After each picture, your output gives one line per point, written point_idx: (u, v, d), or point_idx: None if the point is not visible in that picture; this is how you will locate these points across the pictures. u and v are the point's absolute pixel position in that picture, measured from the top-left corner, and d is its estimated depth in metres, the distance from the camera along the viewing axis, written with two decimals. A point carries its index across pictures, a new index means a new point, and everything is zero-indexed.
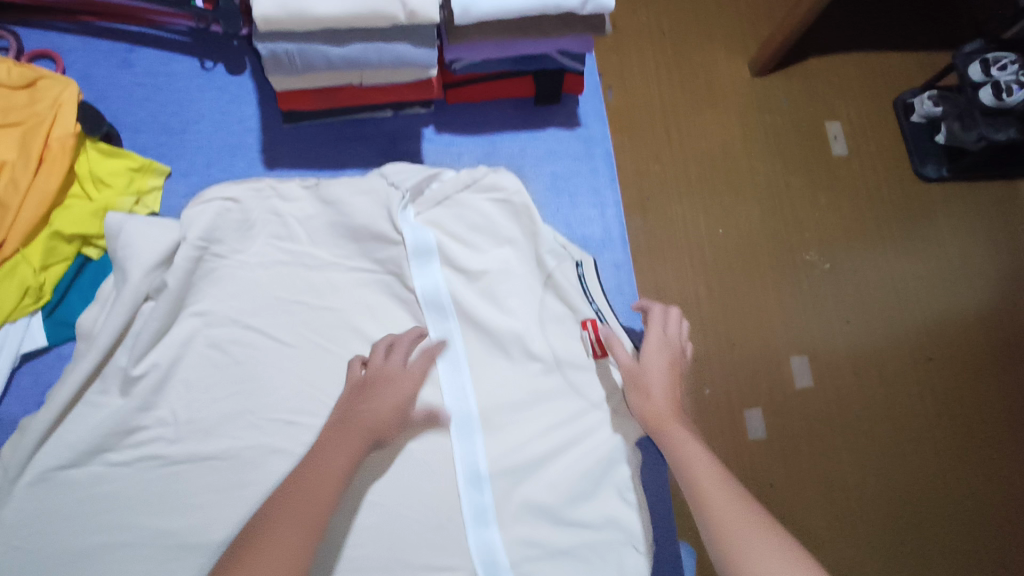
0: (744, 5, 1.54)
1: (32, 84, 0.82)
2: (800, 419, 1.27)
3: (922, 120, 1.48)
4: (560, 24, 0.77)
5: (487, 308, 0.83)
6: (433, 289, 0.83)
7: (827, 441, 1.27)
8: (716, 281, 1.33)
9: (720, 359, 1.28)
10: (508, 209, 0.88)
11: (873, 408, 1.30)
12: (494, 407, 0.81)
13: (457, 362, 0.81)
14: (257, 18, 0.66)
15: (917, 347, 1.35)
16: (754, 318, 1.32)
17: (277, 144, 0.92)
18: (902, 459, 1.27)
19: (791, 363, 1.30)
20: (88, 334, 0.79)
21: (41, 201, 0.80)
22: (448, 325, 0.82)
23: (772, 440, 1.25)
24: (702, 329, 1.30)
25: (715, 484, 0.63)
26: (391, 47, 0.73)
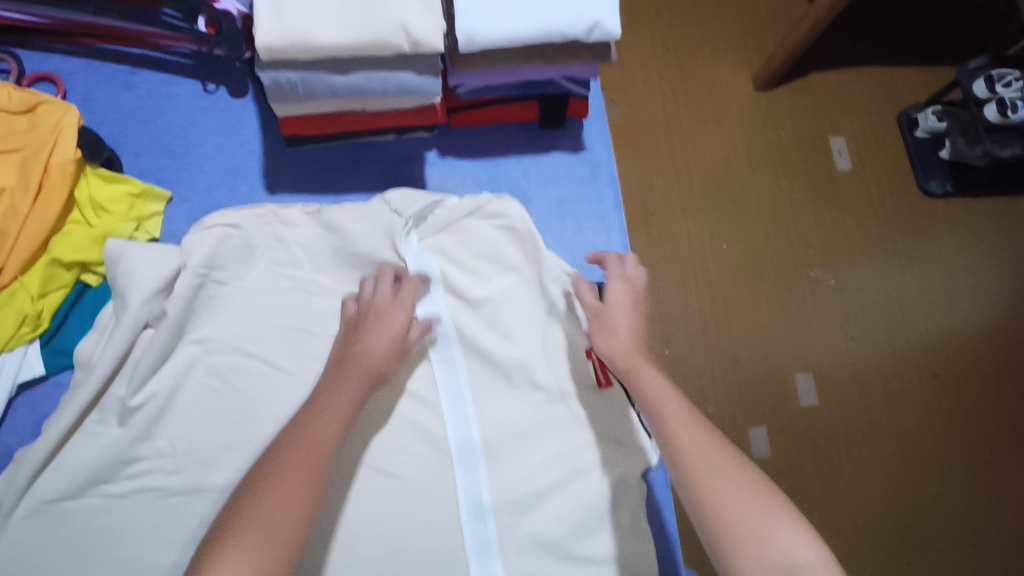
0: (748, 19, 1.52)
1: (32, 110, 0.82)
2: (805, 437, 1.25)
3: (926, 135, 1.47)
4: (566, 52, 0.77)
5: (489, 335, 0.83)
6: (435, 317, 0.82)
7: (832, 459, 1.25)
8: (720, 296, 1.32)
9: (723, 376, 1.26)
10: (513, 237, 0.87)
11: (879, 426, 1.28)
12: (497, 438, 0.79)
13: (459, 392, 0.80)
14: (260, 48, 0.65)
15: (922, 364, 1.33)
16: (758, 335, 1.30)
17: (279, 168, 0.92)
18: (907, 477, 1.25)
19: (796, 380, 1.28)
20: (87, 364, 0.78)
21: (39, 228, 0.79)
22: (451, 353, 0.82)
23: (777, 458, 1.23)
24: (706, 346, 1.28)
25: (682, 422, 0.64)
26: (396, 76, 0.72)
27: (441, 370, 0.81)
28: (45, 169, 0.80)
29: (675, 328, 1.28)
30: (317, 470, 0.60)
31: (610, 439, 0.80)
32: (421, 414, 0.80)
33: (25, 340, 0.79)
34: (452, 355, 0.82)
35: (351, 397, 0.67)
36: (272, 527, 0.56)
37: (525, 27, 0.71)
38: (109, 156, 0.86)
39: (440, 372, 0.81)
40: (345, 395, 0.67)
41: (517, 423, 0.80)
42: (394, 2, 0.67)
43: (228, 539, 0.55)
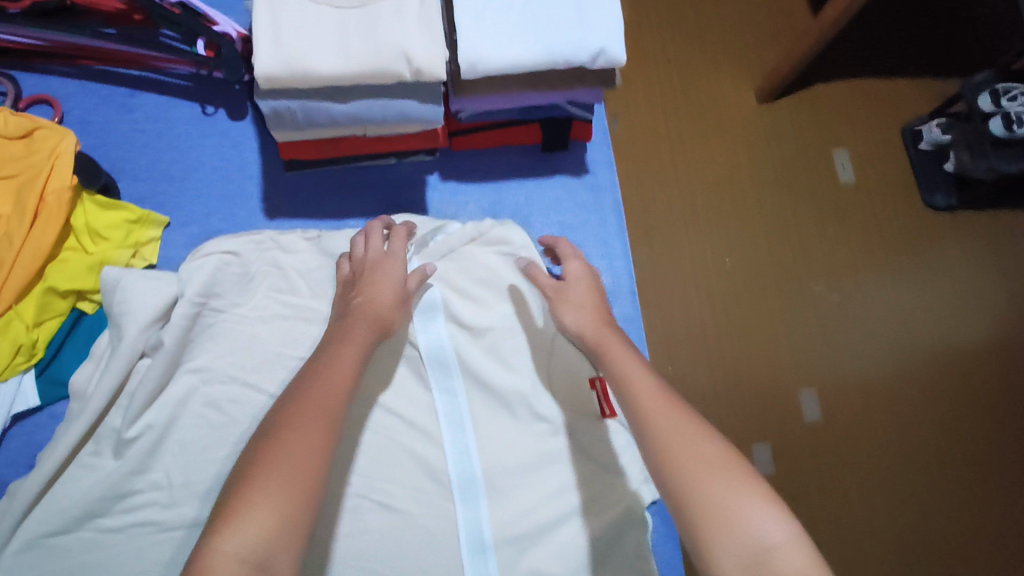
0: (751, 31, 1.51)
1: (28, 134, 0.81)
2: (810, 455, 1.23)
3: (931, 147, 1.45)
4: (571, 79, 0.76)
5: (490, 364, 0.81)
6: (437, 347, 0.80)
7: (839, 478, 1.21)
8: (722, 312, 1.30)
9: (725, 394, 1.25)
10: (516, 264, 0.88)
11: (887, 450, 1.22)
12: (500, 470, 0.77)
13: (460, 423, 0.78)
14: (257, 76, 0.64)
15: (933, 382, 1.26)
16: (760, 351, 1.29)
17: (278, 194, 0.91)
18: (918, 499, 1.18)
19: (801, 398, 1.25)
20: (82, 395, 0.77)
21: (33, 257, 0.77)
22: (451, 383, 0.80)
23: (782, 476, 1.21)
24: (708, 362, 1.27)
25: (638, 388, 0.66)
26: (397, 103, 0.71)
27: (441, 401, 0.79)
28: (40, 196, 0.79)
29: (677, 345, 1.26)
30: (324, 456, 0.58)
31: (609, 472, 0.80)
32: (421, 445, 0.77)
33: (20, 370, 0.78)
34: (451, 386, 0.80)
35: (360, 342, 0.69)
36: (293, 471, 0.55)
37: (529, 54, 0.70)
38: (105, 181, 0.84)
39: (440, 403, 0.79)
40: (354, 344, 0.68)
41: (519, 455, 0.79)
42: (396, 29, 0.66)
43: (246, 487, 0.53)
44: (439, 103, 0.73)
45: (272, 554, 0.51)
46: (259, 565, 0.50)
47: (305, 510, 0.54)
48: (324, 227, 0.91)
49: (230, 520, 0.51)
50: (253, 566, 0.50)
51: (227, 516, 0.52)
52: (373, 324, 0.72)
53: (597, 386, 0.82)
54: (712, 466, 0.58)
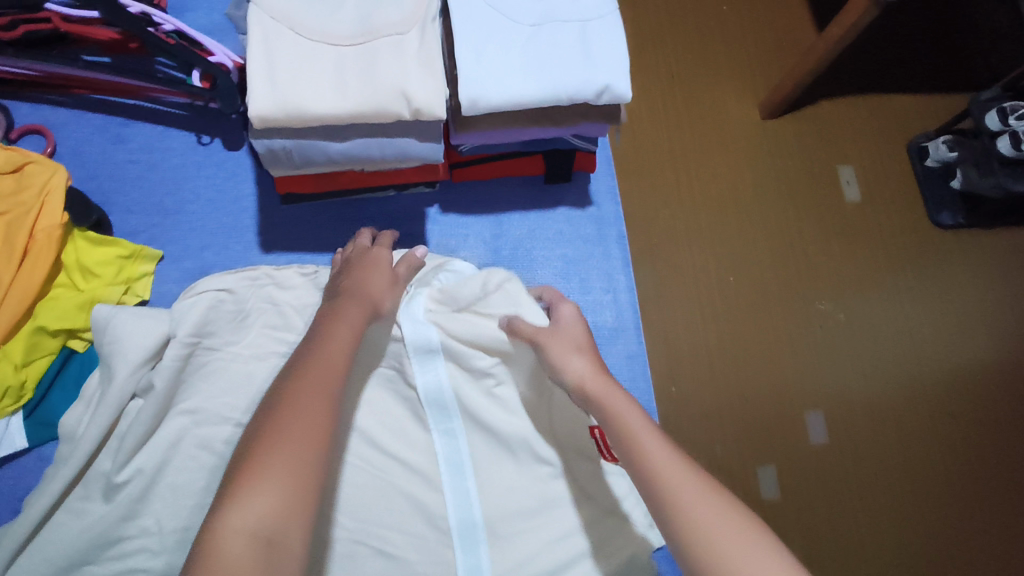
0: (756, 42, 1.46)
1: (19, 169, 0.79)
2: (816, 478, 1.20)
3: (937, 164, 1.40)
4: (574, 114, 0.75)
5: (490, 404, 0.79)
6: (435, 389, 0.78)
7: (843, 501, 1.19)
8: (727, 331, 1.26)
9: (732, 415, 1.21)
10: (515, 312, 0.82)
11: (891, 466, 1.23)
12: (500, 515, 0.74)
13: (460, 467, 0.76)
14: (252, 117, 0.64)
15: (936, 402, 1.27)
16: (766, 370, 1.25)
17: (274, 226, 0.90)
18: (921, 518, 1.20)
19: (806, 419, 1.23)
20: (72, 437, 0.74)
21: (24, 296, 0.75)
22: (452, 424, 0.78)
23: (787, 500, 1.18)
24: (713, 382, 1.23)
25: (655, 449, 0.61)
26: (395, 143, 0.71)
27: (441, 442, 0.77)
28: (30, 234, 0.77)
29: (681, 364, 1.22)
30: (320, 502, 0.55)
31: (613, 517, 0.77)
32: (420, 489, 0.75)
33: (5, 413, 0.76)
34: (453, 427, 0.78)
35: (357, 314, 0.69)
36: (302, 439, 0.54)
37: (530, 92, 0.69)
38: (98, 217, 0.84)
39: (441, 444, 0.77)
40: (354, 311, 0.69)
41: (519, 500, 0.76)
42: (395, 70, 0.66)
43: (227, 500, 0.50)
44: (439, 140, 0.72)
45: (282, 529, 0.50)
46: (269, 541, 0.48)
47: (315, 482, 0.53)
48: (322, 263, 0.90)
49: (240, 492, 0.50)
50: (264, 541, 0.48)
51: (233, 491, 0.50)
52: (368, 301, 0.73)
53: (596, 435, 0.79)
54: (704, 500, 0.56)
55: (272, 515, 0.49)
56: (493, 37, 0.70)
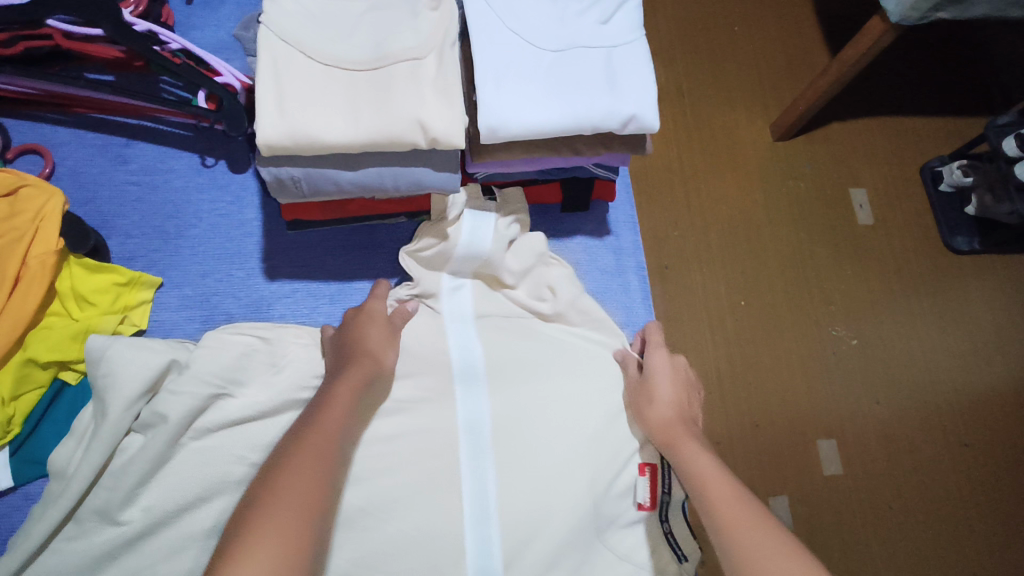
0: (767, 64, 1.43)
1: (13, 192, 0.75)
2: (830, 510, 1.15)
3: (951, 189, 1.37)
4: (597, 142, 0.72)
5: (529, 425, 0.71)
6: (477, 418, 0.71)
7: (859, 534, 1.15)
8: (739, 356, 1.22)
9: (743, 442, 1.17)
10: (536, 282, 0.84)
11: (907, 498, 1.18)
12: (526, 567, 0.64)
13: (485, 511, 0.65)
14: (260, 145, 0.60)
15: (952, 433, 1.23)
16: (777, 397, 1.21)
17: (278, 253, 0.86)
18: (937, 551, 1.15)
19: (820, 448, 1.19)
20: (61, 476, 0.68)
21: (14, 325, 0.71)
22: (482, 461, 0.68)
23: (800, 533, 1.13)
24: (724, 407, 1.19)
25: (735, 505, 0.59)
26: (409, 171, 0.67)
27: (466, 481, 0.66)
28: (23, 260, 0.73)
29: None
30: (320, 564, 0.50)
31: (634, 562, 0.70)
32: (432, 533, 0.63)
33: None
34: (519, 382, 0.74)
35: (359, 375, 0.67)
36: (294, 500, 0.51)
37: (554, 121, 0.66)
38: (95, 243, 0.80)
39: (467, 480, 0.66)
40: (354, 369, 0.67)
41: (547, 554, 0.65)
42: (411, 100, 0.62)
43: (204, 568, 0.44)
44: (455, 170, 0.68)
45: None
46: None
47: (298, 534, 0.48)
48: (326, 292, 0.85)
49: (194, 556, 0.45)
50: None
51: None
52: (373, 362, 0.70)
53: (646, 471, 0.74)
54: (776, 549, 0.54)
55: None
56: (513, 62, 0.67)
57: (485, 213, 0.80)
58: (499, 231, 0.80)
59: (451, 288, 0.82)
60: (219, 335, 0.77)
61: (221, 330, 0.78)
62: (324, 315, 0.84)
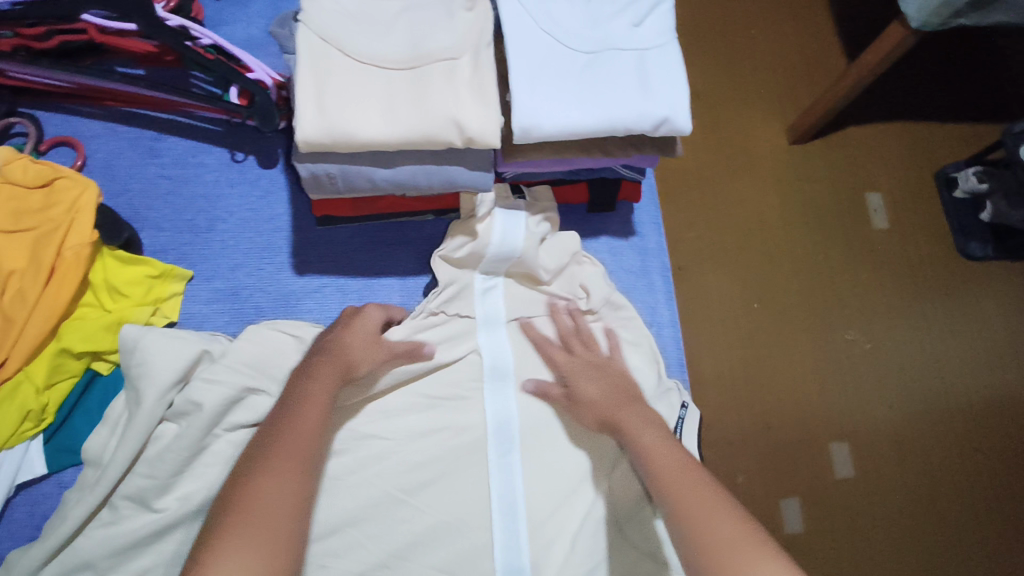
0: (785, 67, 1.43)
1: (49, 184, 0.76)
2: (841, 512, 1.16)
3: (966, 196, 1.37)
4: (628, 144, 0.72)
5: (557, 426, 0.76)
6: (505, 420, 0.76)
7: (870, 537, 1.15)
8: (752, 358, 1.22)
9: (755, 443, 1.17)
10: (569, 282, 0.84)
11: (919, 501, 1.18)
12: (551, 565, 0.69)
13: (512, 509, 0.71)
14: (299, 142, 0.61)
15: (964, 438, 1.23)
16: (789, 399, 1.21)
17: (307, 248, 0.86)
18: (947, 555, 1.16)
19: (831, 451, 1.19)
20: (97, 462, 0.70)
21: (50, 314, 0.72)
22: (508, 462, 0.74)
23: (810, 534, 1.14)
24: (737, 409, 1.19)
25: (680, 471, 0.58)
26: (443, 170, 0.67)
27: (495, 478, 0.72)
28: (58, 251, 0.73)
29: (705, 390, 1.19)
30: None
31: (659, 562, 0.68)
32: (458, 527, 0.69)
33: (27, 437, 0.72)
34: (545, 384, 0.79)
35: (337, 368, 0.66)
36: None
37: (588, 123, 0.66)
38: (128, 235, 0.79)
39: (495, 480, 0.72)
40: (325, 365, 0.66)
41: (570, 551, 0.69)
42: (448, 99, 0.63)
43: None
44: (489, 169, 0.69)
45: None
46: None
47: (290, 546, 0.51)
48: (355, 288, 0.86)
49: None
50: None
51: None
52: (348, 360, 0.68)
53: None
54: (725, 512, 0.53)
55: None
56: (547, 64, 0.67)
57: (515, 213, 0.80)
58: (528, 228, 0.80)
59: (483, 289, 0.82)
60: (252, 329, 0.77)
61: (254, 323, 0.79)
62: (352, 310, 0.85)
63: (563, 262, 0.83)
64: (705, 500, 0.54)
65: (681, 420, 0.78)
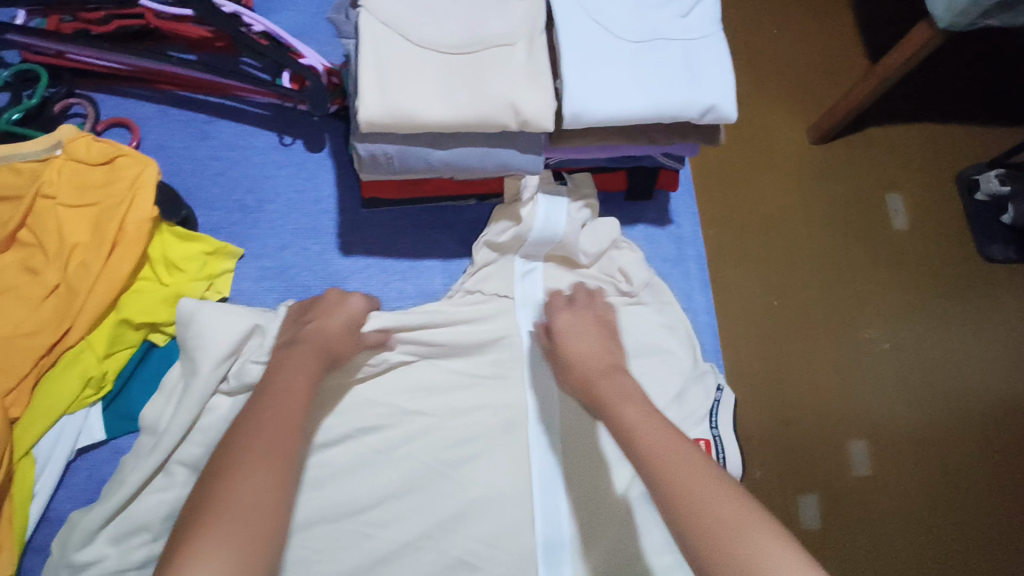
0: (810, 66, 1.45)
1: (111, 161, 0.79)
2: (859, 510, 1.17)
3: (987, 198, 1.38)
4: (672, 132, 0.74)
5: None
6: (544, 397, 0.79)
7: (887, 536, 1.16)
8: (771, 354, 1.24)
9: (774, 439, 1.19)
10: (607, 268, 0.86)
11: (935, 502, 1.19)
12: (592, 540, 0.71)
13: (552, 482, 0.73)
14: (361, 122, 0.64)
15: (982, 439, 1.24)
16: (808, 396, 1.22)
17: (352, 230, 0.89)
18: (963, 555, 1.17)
19: (850, 449, 1.20)
20: (153, 430, 0.72)
21: (111, 286, 0.75)
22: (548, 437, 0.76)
23: (828, 531, 1.15)
24: (755, 404, 1.21)
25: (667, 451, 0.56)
26: (497, 153, 0.70)
27: (536, 453, 0.75)
28: (120, 225, 0.77)
29: None
30: None
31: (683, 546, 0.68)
32: (500, 500, 0.72)
33: (87, 403, 0.75)
34: None
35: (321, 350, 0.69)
36: None
37: (638, 109, 0.69)
38: (186, 214, 0.83)
39: (535, 454, 0.75)
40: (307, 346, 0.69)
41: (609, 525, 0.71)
42: (504, 83, 0.65)
43: None
44: (540, 152, 0.72)
45: None
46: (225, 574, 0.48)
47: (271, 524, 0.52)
48: (398, 269, 0.89)
49: None
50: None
51: None
52: (326, 343, 0.70)
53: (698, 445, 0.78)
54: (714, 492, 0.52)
55: (229, 548, 0.49)
56: (597, 51, 0.69)
57: (557, 199, 0.82)
58: (569, 215, 0.83)
59: (523, 271, 0.85)
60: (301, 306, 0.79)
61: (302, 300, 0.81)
62: (396, 291, 0.88)
63: (603, 248, 0.85)
64: (697, 478, 0.53)
65: (716, 402, 0.81)
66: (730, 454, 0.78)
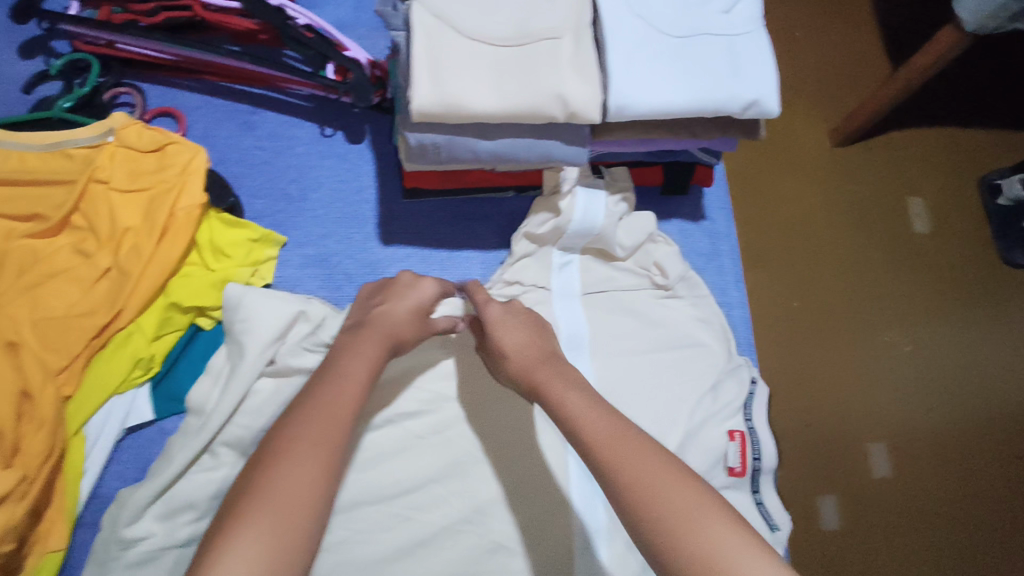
0: (836, 67, 1.46)
1: (161, 148, 0.82)
2: (879, 512, 1.17)
3: (1010, 203, 1.37)
4: (713, 126, 0.75)
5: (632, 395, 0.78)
6: None
7: (906, 538, 1.16)
8: (793, 354, 1.24)
9: (794, 439, 1.19)
10: (642, 262, 0.87)
11: (955, 505, 1.19)
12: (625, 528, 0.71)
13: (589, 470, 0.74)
14: (414, 111, 0.65)
15: (1005, 444, 1.24)
16: (829, 397, 1.22)
17: (392, 220, 0.91)
18: (984, 560, 1.16)
19: (870, 451, 1.20)
20: (200, 411, 0.74)
21: (161, 270, 0.77)
22: None
23: (847, 532, 1.15)
24: (775, 404, 1.21)
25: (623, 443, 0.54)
26: (542, 144, 0.72)
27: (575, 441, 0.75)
28: (170, 212, 0.79)
29: None
30: None
31: None
32: (541, 486, 0.73)
33: (137, 384, 0.76)
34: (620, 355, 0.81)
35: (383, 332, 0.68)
36: None
37: (682, 101, 0.70)
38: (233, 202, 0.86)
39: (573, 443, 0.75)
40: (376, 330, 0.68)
41: None
42: (553, 74, 0.67)
43: None
44: (584, 144, 0.73)
45: None
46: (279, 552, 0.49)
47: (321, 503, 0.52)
48: (437, 258, 0.90)
49: None
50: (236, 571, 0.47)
51: None
52: (391, 326, 0.70)
53: (734, 437, 0.77)
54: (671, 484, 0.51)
55: (282, 521, 0.50)
56: (642, 44, 0.71)
57: (597, 191, 0.83)
58: (608, 209, 0.84)
59: (561, 263, 0.86)
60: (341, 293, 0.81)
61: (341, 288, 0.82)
62: None
63: (638, 243, 0.86)
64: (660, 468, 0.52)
65: (750, 394, 0.81)
66: (765, 448, 0.77)
